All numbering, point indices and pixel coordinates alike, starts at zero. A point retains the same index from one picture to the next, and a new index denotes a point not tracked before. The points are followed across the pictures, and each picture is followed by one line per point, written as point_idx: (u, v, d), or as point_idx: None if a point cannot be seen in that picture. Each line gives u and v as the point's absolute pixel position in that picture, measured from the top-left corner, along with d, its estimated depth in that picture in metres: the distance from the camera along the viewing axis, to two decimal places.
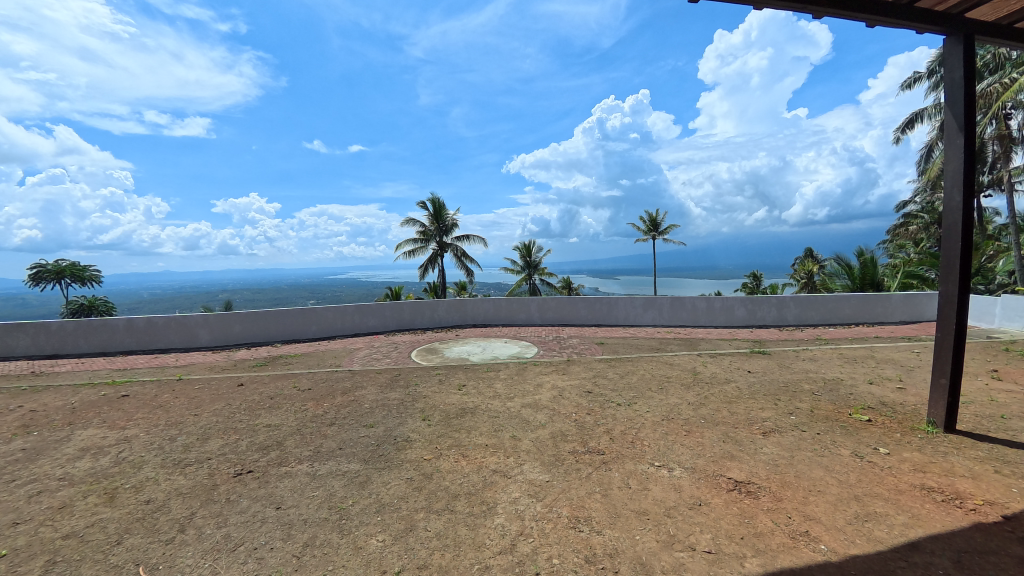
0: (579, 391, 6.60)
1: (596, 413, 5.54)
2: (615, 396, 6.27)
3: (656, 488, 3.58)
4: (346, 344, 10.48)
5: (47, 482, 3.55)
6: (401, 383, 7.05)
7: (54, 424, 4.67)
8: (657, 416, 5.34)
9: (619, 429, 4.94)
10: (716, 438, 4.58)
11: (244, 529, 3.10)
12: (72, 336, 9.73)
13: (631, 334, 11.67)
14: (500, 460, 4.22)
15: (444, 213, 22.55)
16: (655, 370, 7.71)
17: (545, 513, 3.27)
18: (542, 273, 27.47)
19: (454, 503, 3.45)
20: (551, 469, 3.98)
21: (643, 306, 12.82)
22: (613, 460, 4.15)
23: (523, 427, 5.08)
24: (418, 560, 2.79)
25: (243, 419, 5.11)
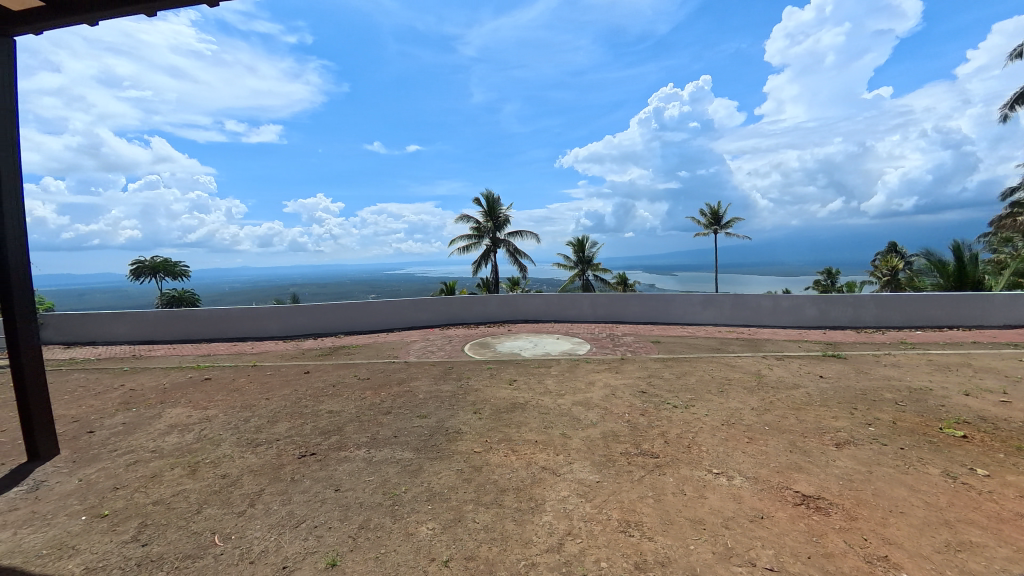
0: (632, 391, 6.39)
1: (651, 414, 5.33)
2: (671, 397, 6.02)
3: (713, 496, 3.38)
4: (402, 336, 10.85)
5: (141, 453, 3.92)
6: (453, 376, 7.19)
7: (148, 402, 5.22)
8: (716, 420, 5.05)
9: (675, 433, 4.71)
10: (781, 447, 4.24)
11: (305, 507, 3.31)
12: (165, 325, 10.87)
13: (690, 333, 11.15)
14: (549, 457, 4.17)
15: (498, 208, 22.70)
16: (714, 371, 7.30)
17: (594, 515, 3.18)
18: (596, 269, 26.85)
19: (503, 497, 3.45)
20: (601, 470, 3.88)
21: (702, 303, 12.24)
22: (667, 464, 3.97)
23: (572, 426, 4.99)
24: (465, 551, 2.82)
25: (308, 404, 5.44)
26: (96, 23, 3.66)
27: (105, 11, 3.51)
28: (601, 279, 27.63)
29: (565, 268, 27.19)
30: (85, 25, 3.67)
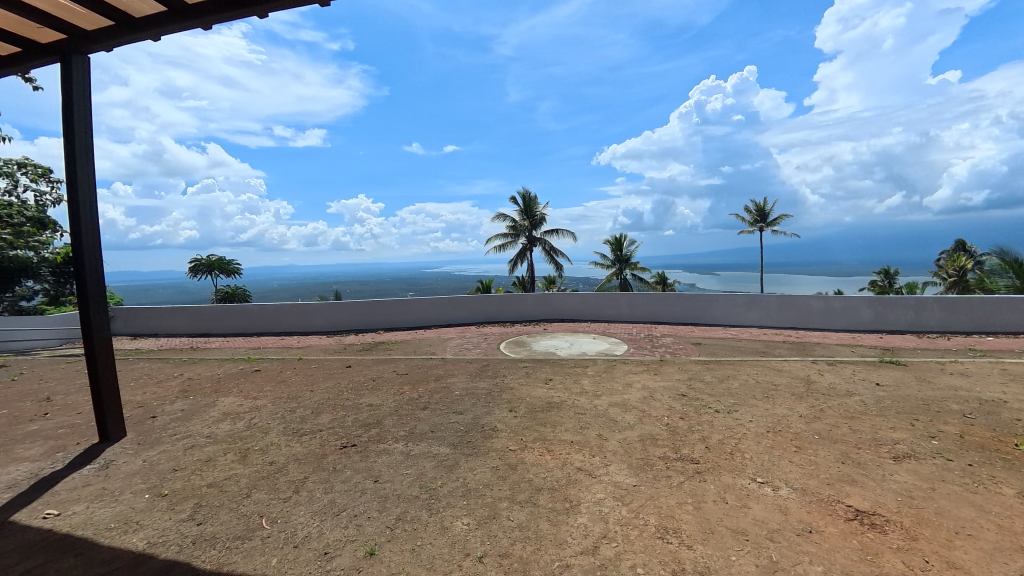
0: (672, 393, 6.19)
1: (691, 418, 5.14)
2: (713, 401, 5.78)
3: (757, 506, 3.20)
4: (439, 333, 11.02)
5: (197, 438, 4.17)
6: (489, 374, 7.22)
7: (204, 391, 5.55)
8: (760, 427, 4.80)
9: (716, 439, 4.52)
10: (832, 458, 3.98)
11: (346, 496, 3.40)
12: (219, 318, 11.54)
13: (733, 335, 10.69)
14: (585, 458, 4.10)
15: (534, 206, 22.65)
16: (759, 376, 6.96)
17: (630, 519, 3.09)
18: (635, 268, 26.23)
19: (537, 496, 3.42)
20: (639, 473, 3.77)
21: (746, 304, 11.72)
22: (708, 470, 3.80)
23: (609, 427, 4.88)
24: (499, 548, 2.81)
25: (350, 397, 5.61)
26: (158, 38, 3.92)
27: (166, 26, 3.75)
28: (640, 279, 27.02)
29: (602, 267, 26.77)
30: (148, 40, 3.93)
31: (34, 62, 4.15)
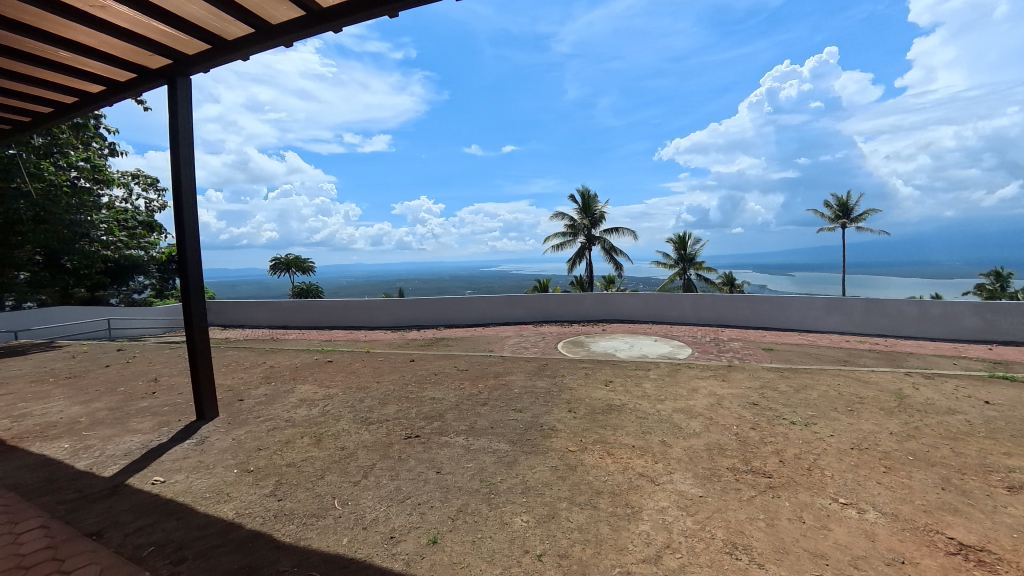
0: (742, 401, 5.76)
1: (763, 429, 4.75)
2: (788, 412, 5.32)
3: (839, 529, 2.88)
4: (497, 331, 11.12)
5: (278, 421, 4.49)
6: (548, 373, 7.15)
7: (284, 378, 5.99)
8: (844, 442, 4.34)
9: (792, 452, 4.14)
10: (930, 482, 3.50)
11: (411, 484, 3.50)
12: (296, 313, 12.45)
13: (811, 342, 9.82)
14: (647, 464, 3.92)
15: (594, 205, 22.28)
16: (841, 387, 6.32)
17: (696, 531, 2.90)
18: (700, 268, 24.83)
19: (597, 499, 3.31)
20: (705, 484, 3.54)
21: (826, 309, 10.72)
22: (783, 486, 3.48)
23: (673, 434, 4.63)
24: (559, 548, 2.74)
25: (413, 390, 5.80)
26: (247, 58, 4.28)
27: (252, 47, 4.09)
28: (705, 279, 25.65)
29: (664, 266, 25.70)
30: (238, 59, 4.29)
31: (147, 85, 4.68)
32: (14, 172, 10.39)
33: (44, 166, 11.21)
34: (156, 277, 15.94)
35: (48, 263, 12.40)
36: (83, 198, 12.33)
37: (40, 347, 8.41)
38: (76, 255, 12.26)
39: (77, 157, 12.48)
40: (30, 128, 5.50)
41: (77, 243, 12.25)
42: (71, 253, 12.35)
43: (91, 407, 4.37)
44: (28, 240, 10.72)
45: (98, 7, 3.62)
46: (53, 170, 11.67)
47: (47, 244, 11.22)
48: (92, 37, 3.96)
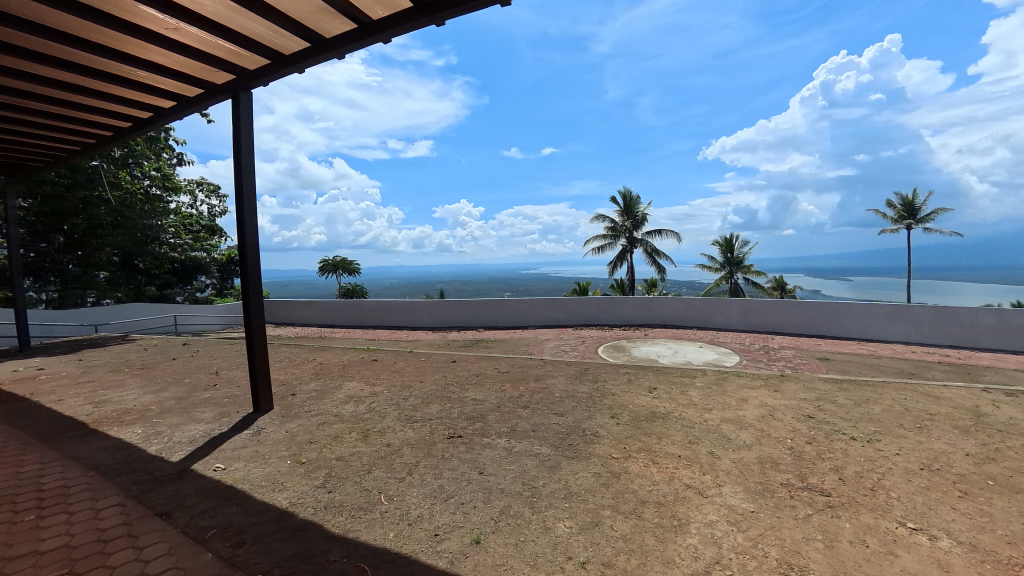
0: (796, 414, 5.40)
1: (820, 444, 4.42)
2: (847, 427, 4.93)
3: (908, 556, 2.62)
4: (537, 334, 11.06)
5: (327, 416, 4.62)
6: (590, 377, 7.00)
7: (332, 375, 6.19)
8: (913, 462, 3.96)
9: (853, 470, 3.82)
10: (1016, 512, 3.12)
11: (454, 483, 3.49)
12: (342, 313, 12.94)
13: (871, 352, 9.12)
14: (695, 476, 3.72)
15: (636, 207, 21.85)
16: (909, 401, 5.80)
17: (747, 548, 2.71)
18: (748, 271, 24.07)
19: (643, 509, 3.17)
20: (757, 500, 3.31)
21: (889, 317, 9.94)
22: (844, 506, 3.21)
23: (722, 445, 4.38)
24: (603, 557, 2.63)
25: (455, 390, 5.83)
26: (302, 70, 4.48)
27: (308, 60, 4.27)
28: (753, 283, 24.50)
29: (709, 270, 24.79)
30: (294, 72, 4.50)
31: (212, 100, 4.98)
32: (96, 182, 11.32)
33: (120, 175, 12.10)
34: (217, 277, 17.04)
35: (125, 264, 13.60)
36: (155, 204, 13.30)
37: (118, 340, 9.18)
38: (149, 257, 13.31)
39: (148, 167, 13.51)
40: (111, 142, 6.01)
41: (149, 245, 13.32)
42: (145, 255, 13.43)
43: (161, 396, 4.68)
44: (107, 242, 11.91)
45: (171, 29, 3.89)
46: (128, 179, 12.65)
47: (123, 245, 12.33)
48: (165, 56, 4.27)
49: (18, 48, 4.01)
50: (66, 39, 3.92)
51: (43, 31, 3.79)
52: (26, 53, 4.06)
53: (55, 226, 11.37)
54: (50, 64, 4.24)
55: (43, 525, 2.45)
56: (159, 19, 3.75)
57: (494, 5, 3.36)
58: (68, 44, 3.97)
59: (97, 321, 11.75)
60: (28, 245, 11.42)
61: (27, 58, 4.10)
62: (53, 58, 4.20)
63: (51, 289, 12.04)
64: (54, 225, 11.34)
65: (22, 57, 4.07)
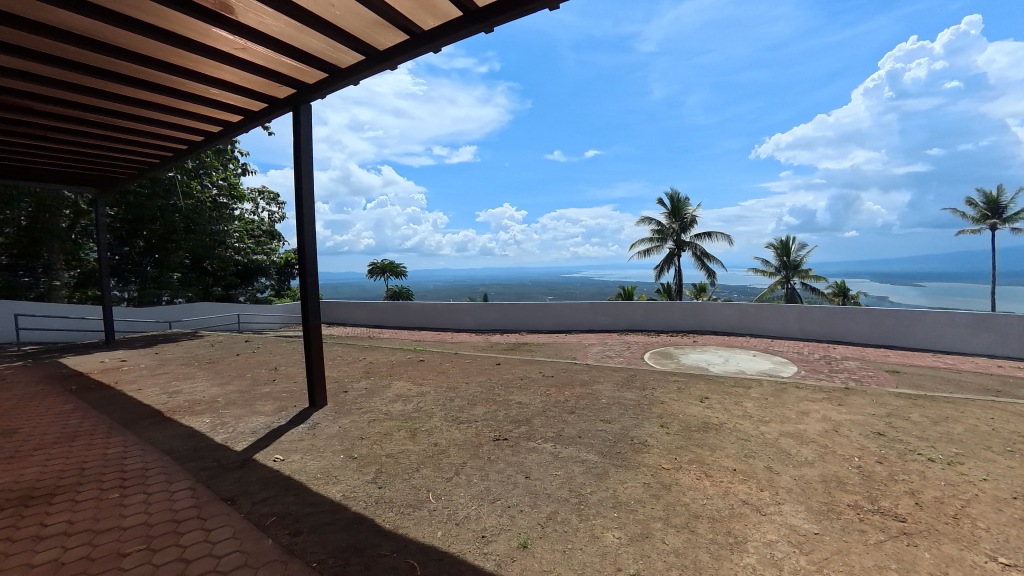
0: (863, 430, 4.95)
1: (892, 464, 4.01)
2: (923, 447, 4.46)
3: None
4: (580, 338, 10.89)
5: (377, 413, 4.72)
6: (637, 385, 6.77)
7: (381, 374, 6.36)
8: (1004, 490, 3.50)
9: (931, 495, 3.43)
10: None
11: (500, 486, 3.44)
12: (389, 314, 13.38)
13: (949, 365, 8.27)
14: (751, 492, 3.47)
15: (683, 209, 21.19)
16: (999, 422, 5.17)
17: (812, 572, 2.48)
18: (805, 275, 22.71)
19: (696, 523, 2.98)
20: (821, 521, 3.03)
21: (971, 327, 9.00)
22: (921, 534, 2.87)
23: (781, 460, 4.07)
24: (654, 571, 2.48)
25: (500, 393, 5.81)
26: (357, 82, 4.66)
27: (362, 72, 4.44)
28: (811, 288, 23.05)
29: (763, 274, 23.60)
30: (350, 84, 4.69)
31: (275, 113, 5.28)
32: (172, 192, 12.67)
33: (192, 185, 13.32)
34: (275, 279, 18.10)
35: (195, 266, 14.75)
36: (222, 211, 14.42)
37: (188, 336, 9.92)
38: (216, 259, 14.36)
39: (216, 177, 14.53)
40: (185, 154, 6.53)
41: (217, 249, 14.42)
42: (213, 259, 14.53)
43: (227, 389, 4.97)
44: (180, 245, 13.06)
45: (239, 49, 4.16)
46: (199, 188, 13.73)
47: (193, 248, 13.44)
48: (233, 74, 4.57)
49: (110, 72, 4.42)
50: (149, 61, 4.28)
51: (130, 55, 4.16)
52: (116, 76, 4.48)
53: (137, 233, 12.79)
54: (136, 85, 4.65)
55: (125, 503, 2.63)
56: (229, 40, 4.01)
57: (544, 9, 3.35)
58: (150, 66, 4.33)
59: (171, 319, 12.72)
60: (115, 247, 12.78)
61: (117, 80, 4.52)
62: (138, 80, 4.60)
63: (131, 289, 13.22)
64: (136, 231, 12.57)
65: (113, 80, 4.49)
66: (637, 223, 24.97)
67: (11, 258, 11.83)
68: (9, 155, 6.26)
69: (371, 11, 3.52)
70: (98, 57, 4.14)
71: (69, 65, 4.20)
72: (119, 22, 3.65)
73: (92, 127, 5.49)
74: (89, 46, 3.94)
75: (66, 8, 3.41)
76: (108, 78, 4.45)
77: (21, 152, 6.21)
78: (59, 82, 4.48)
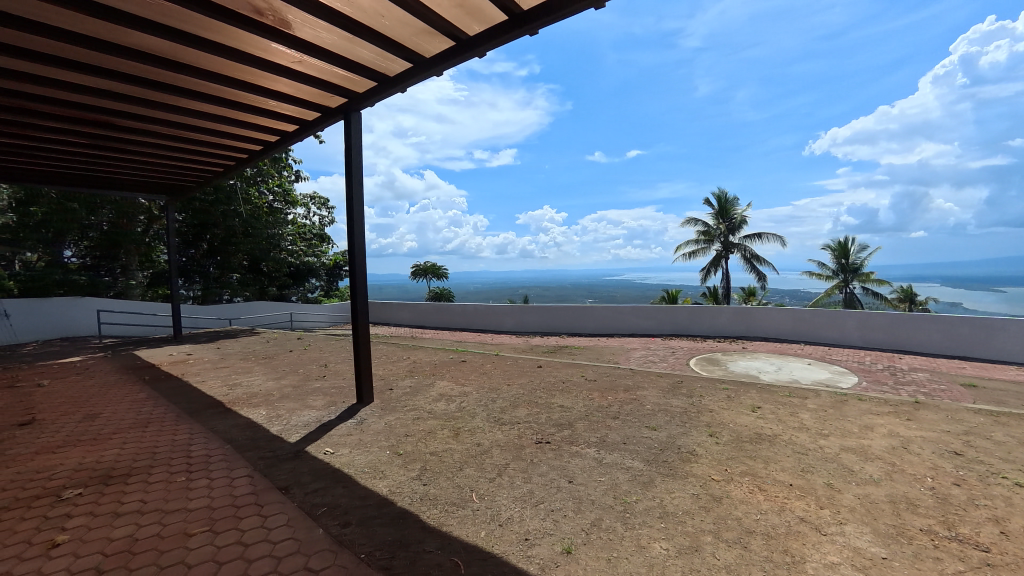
0: (937, 449, 4.51)
1: (973, 487, 3.62)
2: (1010, 470, 3.99)
3: None
4: (622, 342, 10.65)
5: (422, 411, 4.78)
6: (683, 391, 6.51)
7: (425, 373, 6.45)
8: None
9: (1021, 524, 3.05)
10: None
11: (543, 489, 3.38)
12: (431, 314, 13.70)
13: None
14: (810, 509, 3.22)
15: (732, 209, 20.38)
16: None
17: None
18: (866, 279, 21.21)
19: (749, 539, 2.80)
20: (889, 545, 2.76)
21: None
22: (1010, 566, 2.56)
23: (843, 477, 3.76)
24: None
25: (542, 395, 5.74)
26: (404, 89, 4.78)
27: (410, 79, 4.55)
28: (874, 293, 21.52)
29: (818, 278, 22.28)
30: (398, 91, 4.82)
31: (328, 122, 5.51)
32: (233, 198, 13.56)
33: (251, 192, 14.19)
34: (325, 280, 18.87)
35: (252, 267, 15.58)
36: (277, 216, 15.24)
37: (246, 333, 10.53)
38: (271, 261, 15.11)
39: (273, 184, 15.36)
40: (246, 163, 6.96)
41: (272, 252, 15.15)
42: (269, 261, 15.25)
43: (281, 383, 5.20)
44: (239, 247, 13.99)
45: (296, 62, 4.37)
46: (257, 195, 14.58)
47: (251, 250, 14.32)
48: (290, 86, 4.81)
49: (182, 88, 4.79)
50: (216, 77, 4.59)
51: (199, 71, 4.48)
52: (187, 91, 4.84)
53: (201, 235, 13.91)
54: (204, 100, 5.00)
55: (191, 486, 2.78)
56: (286, 54, 4.23)
57: (589, 9, 3.31)
58: (216, 81, 4.65)
59: (232, 316, 13.48)
60: (184, 250, 14.13)
61: (187, 96, 4.88)
62: (206, 94, 4.95)
63: (196, 287, 14.34)
64: (201, 235, 13.91)
65: (184, 95, 4.85)
66: (682, 224, 24.22)
67: (94, 259, 13.01)
68: (95, 166, 6.91)
69: (418, 18, 3.60)
70: (172, 74, 4.48)
71: (147, 83, 4.58)
72: (189, 41, 3.94)
73: (165, 139, 5.97)
74: (164, 64, 4.28)
75: (144, 31, 3.72)
76: (180, 93, 4.81)
77: (107, 163, 6.84)
78: (138, 99, 4.89)
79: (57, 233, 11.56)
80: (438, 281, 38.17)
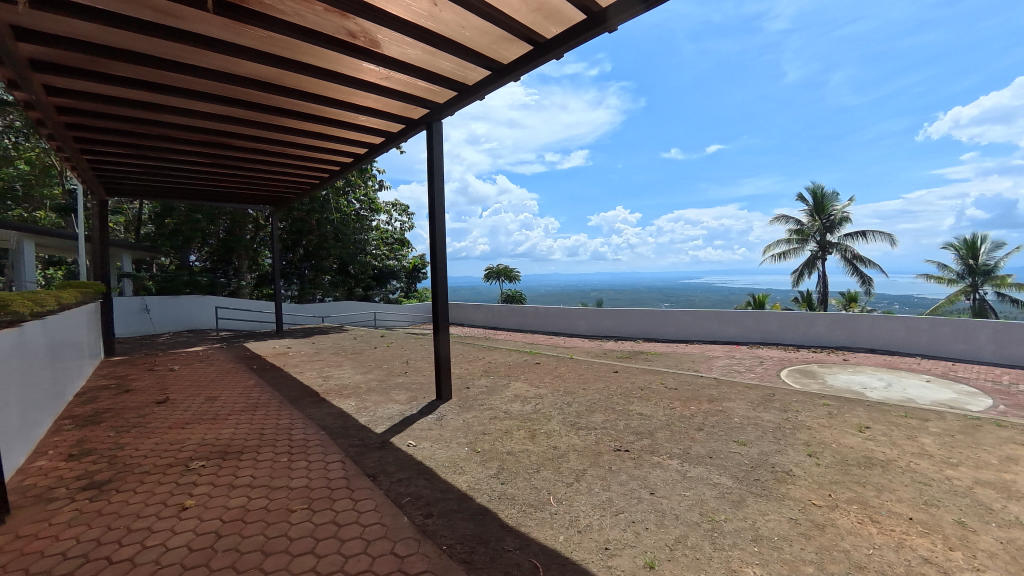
0: None
1: None
2: None
3: None
4: (703, 349, 10.02)
5: (497, 411, 4.80)
6: (776, 405, 5.93)
7: (499, 373, 6.51)
8: None
9: None
10: None
11: (623, 499, 3.21)
12: (503, 315, 13.96)
13: None
14: (938, 549, 2.74)
15: (830, 206, 18.48)
16: None
17: None
18: (1002, 284, 18.07)
19: None
20: None
21: None
22: None
23: (981, 516, 3.17)
24: None
25: (619, 402, 5.52)
26: (481, 95, 4.89)
27: (487, 85, 4.65)
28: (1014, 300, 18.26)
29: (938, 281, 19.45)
30: (475, 99, 4.94)
31: (410, 132, 5.80)
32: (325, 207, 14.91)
33: (340, 202, 15.41)
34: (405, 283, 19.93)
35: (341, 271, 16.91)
36: (363, 223, 16.42)
37: (334, 330, 11.39)
38: (358, 265, 16.32)
39: (359, 194, 16.56)
40: (337, 175, 7.56)
41: (358, 256, 16.33)
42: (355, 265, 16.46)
43: (367, 377, 5.52)
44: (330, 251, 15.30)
45: (382, 78, 4.65)
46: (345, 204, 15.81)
47: (340, 255, 15.58)
48: (377, 101, 5.13)
49: (285, 110, 5.30)
50: (313, 98, 5.02)
51: (299, 94, 4.93)
52: (289, 112, 5.34)
53: (298, 242, 15.41)
54: (304, 119, 5.50)
55: (293, 466, 3.01)
56: (374, 71, 4.51)
57: None
58: (314, 101, 5.08)
59: (324, 314, 14.70)
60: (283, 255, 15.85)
61: (290, 117, 5.39)
62: (305, 114, 5.44)
63: (294, 288, 15.82)
64: (297, 241, 15.41)
65: (287, 116, 5.37)
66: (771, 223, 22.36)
67: (213, 263, 15.13)
68: (217, 182, 7.94)
69: (495, 25, 3.66)
70: (277, 98, 4.97)
71: (256, 108, 5.12)
72: (292, 67, 4.35)
73: (271, 155, 6.67)
74: (271, 88, 4.75)
75: (256, 60, 4.17)
76: (284, 114, 5.33)
77: (225, 179, 7.79)
78: (250, 122, 5.50)
79: (185, 241, 13.27)
80: (510, 285, 38.76)
